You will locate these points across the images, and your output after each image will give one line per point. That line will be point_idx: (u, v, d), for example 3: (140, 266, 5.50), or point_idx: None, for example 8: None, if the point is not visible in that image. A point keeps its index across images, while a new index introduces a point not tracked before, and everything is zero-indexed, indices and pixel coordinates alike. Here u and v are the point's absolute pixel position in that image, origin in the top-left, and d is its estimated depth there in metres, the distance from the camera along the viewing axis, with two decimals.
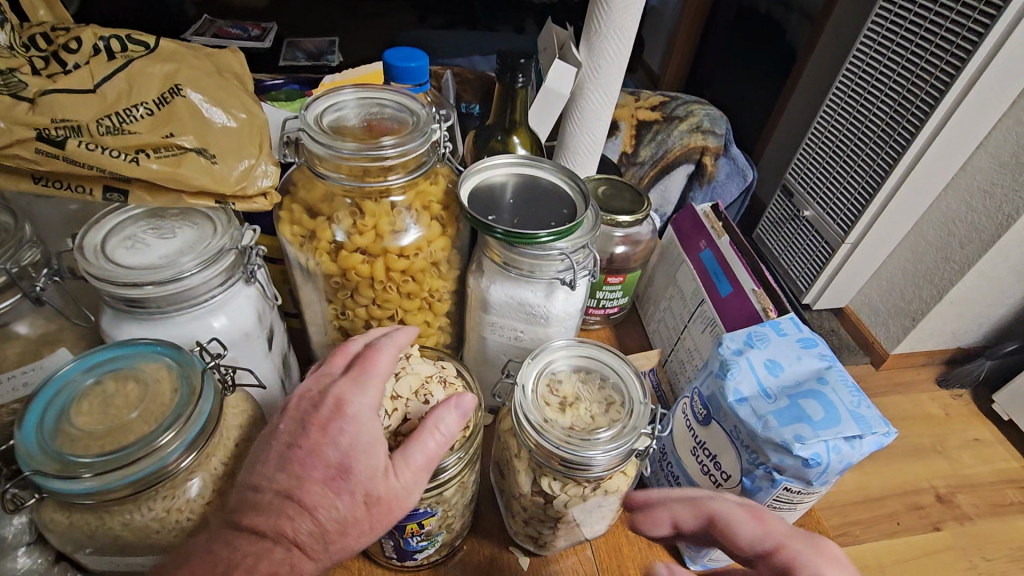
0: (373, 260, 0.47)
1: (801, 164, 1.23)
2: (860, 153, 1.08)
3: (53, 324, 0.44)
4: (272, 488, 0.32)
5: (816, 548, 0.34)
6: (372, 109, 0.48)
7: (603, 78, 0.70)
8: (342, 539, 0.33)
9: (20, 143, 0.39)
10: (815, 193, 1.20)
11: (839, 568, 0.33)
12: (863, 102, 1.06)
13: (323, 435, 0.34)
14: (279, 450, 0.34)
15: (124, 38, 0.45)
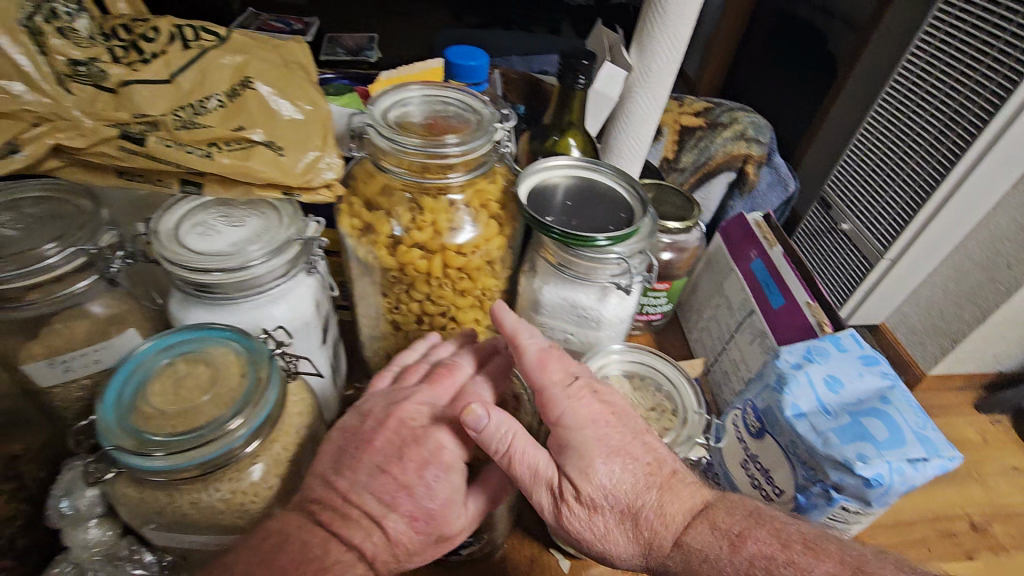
0: (431, 256, 0.47)
1: (840, 175, 1.20)
2: (907, 163, 1.04)
3: (122, 304, 0.45)
4: (362, 507, 0.36)
5: (574, 397, 0.38)
6: (437, 106, 0.49)
7: (653, 82, 0.69)
8: (407, 561, 0.38)
9: (109, 140, 0.41)
10: (857, 206, 1.16)
11: (587, 413, 0.37)
12: (914, 109, 1.02)
13: (419, 476, 0.37)
14: (371, 465, 0.37)
15: (197, 27, 0.45)
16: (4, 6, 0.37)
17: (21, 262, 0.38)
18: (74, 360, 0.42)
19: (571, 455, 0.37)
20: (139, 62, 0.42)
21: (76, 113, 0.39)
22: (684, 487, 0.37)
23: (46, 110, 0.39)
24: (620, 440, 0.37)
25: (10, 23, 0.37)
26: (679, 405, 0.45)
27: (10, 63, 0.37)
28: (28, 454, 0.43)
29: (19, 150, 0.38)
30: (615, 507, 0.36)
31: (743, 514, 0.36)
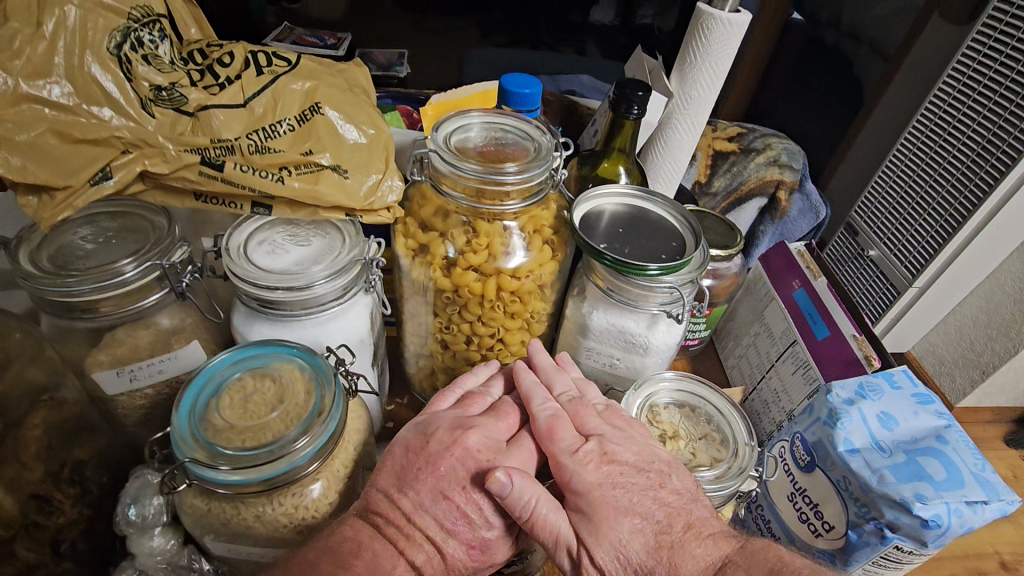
0: (486, 279, 0.48)
1: (879, 189, 0.98)
2: (955, 169, 0.85)
3: (188, 317, 0.47)
4: (425, 528, 0.36)
5: (581, 463, 0.39)
6: (496, 134, 0.51)
7: (692, 109, 0.69)
8: None
9: (189, 166, 0.43)
10: (882, 230, 0.99)
11: (596, 479, 0.38)
12: (957, 119, 0.84)
13: (478, 505, 0.37)
14: (435, 489, 0.37)
15: (270, 53, 0.47)
16: (96, 37, 0.39)
17: (98, 277, 0.40)
18: (140, 370, 0.44)
19: (584, 517, 0.37)
20: (216, 87, 0.44)
21: (160, 140, 0.41)
22: (698, 542, 0.35)
23: (132, 137, 0.41)
24: (628, 497, 0.37)
25: (101, 53, 0.39)
26: (730, 436, 0.45)
27: (100, 90, 0.39)
28: (92, 460, 0.44)
29: (110, 176, 0.41)
30: (629, 569, 0.35)
31: (760, 572, 0.33)
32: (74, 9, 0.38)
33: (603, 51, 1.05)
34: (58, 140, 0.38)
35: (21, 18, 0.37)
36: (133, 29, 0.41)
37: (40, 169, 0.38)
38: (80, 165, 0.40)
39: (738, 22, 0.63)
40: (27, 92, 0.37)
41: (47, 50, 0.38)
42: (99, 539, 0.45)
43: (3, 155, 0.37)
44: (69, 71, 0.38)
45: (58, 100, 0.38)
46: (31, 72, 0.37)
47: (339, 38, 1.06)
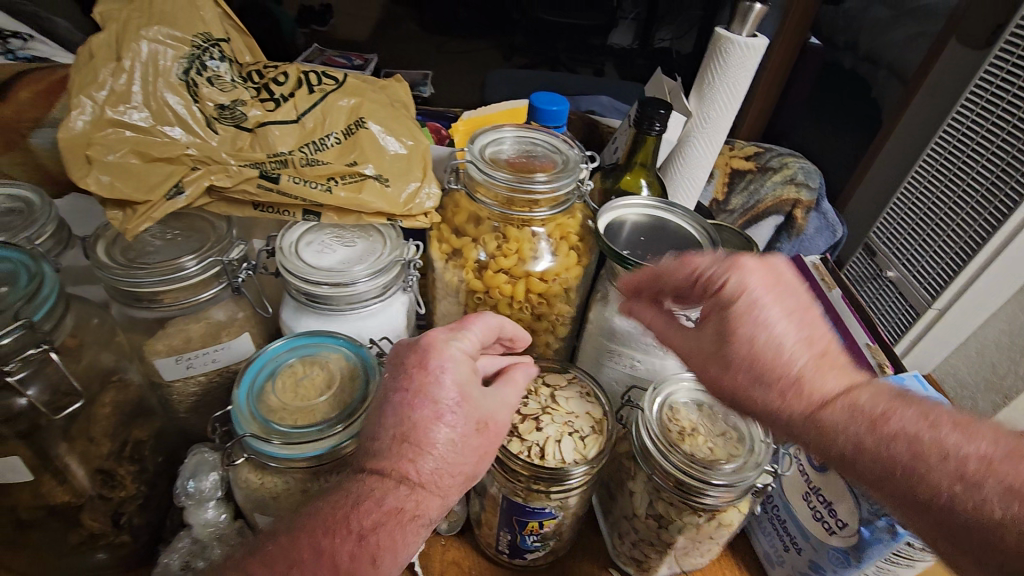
0: (516, 281, 0.52)
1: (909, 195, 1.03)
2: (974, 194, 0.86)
3: (240, 311, 0.50)
4: (389, 431, 0.34)
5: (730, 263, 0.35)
6: (527, 146, 0.54)
7: (710, 127, 0.72)
8: (460, 468, 0.36)
9: (249, 179, 0.46)
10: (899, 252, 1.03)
11: (753, 272, 0.34)
12: (974, 145, 0.87)
13: (426, 375, 0.36)
14: (389, 389, 0.36)
15: (320, 73, 0.51)
16: (166, 65, 0.44)
17: (163, 271, 0.44)
18: (195, 358, 0.47)
19: (720, 310, 0.35)
20: (272, 103, 0.48)
21: (224, 157, 0.46)
22: (833, 364, 0.34)
23: (200, 154, 0.45)
24: (779, 296, 0.34)
25: (171, 79, 0.44)
26: (747, 434, 0.47)
27: (171, 111, 0.44)
28: (149, 441, 0.47)
29: (182, 191, 0.44)
30: (763, 363, 0.33)
31: (890, 399, 0.33)
32: (145, 43, 0.43)
33: (621, 73, 1.11)
34: (138, 159, 0.43)
35: (105, 54, 0.43)
36: (198, 54, 0.46)
37: (126, 186, 0.43)
38: (157, 182, 0.44)
39: (756, 46, 0.67)
40: (112, 117, 0.42)
41: (127, 80, 0.43)
42: (152, 515, 0.48)
43: (95, 174, 0.42)
44: (145, 97, 0.44)
45: (138, 123, 0.43)
46: (114, 100, 0.43)
47: (367, 60, 1.11)
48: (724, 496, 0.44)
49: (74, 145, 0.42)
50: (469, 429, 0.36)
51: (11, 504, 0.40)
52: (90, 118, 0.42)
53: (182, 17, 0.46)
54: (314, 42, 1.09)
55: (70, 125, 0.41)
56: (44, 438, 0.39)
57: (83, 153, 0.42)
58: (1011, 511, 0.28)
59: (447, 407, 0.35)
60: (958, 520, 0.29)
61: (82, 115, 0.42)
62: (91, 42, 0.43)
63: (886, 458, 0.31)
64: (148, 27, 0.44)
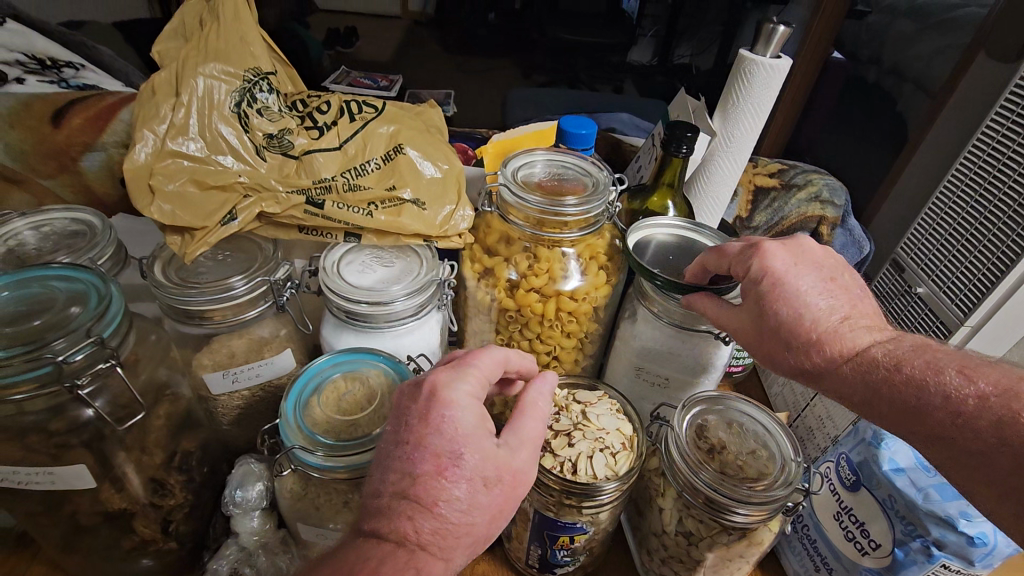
0: (546, 300, 0.53)
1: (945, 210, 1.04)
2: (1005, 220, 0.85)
3: (283, 328, 0.53)
4: (389, 490, 0.32)
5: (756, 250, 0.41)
6: (557, 170, 0.56)
7: (735, 146, 0.73)
8: (470, 528, 0.33)
9: (296, 206, 0.49)
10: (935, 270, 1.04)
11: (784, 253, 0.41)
12: (1005, 160, 0.86)
13: (426, 425, 0.33)
14: (392, 441, 0.34)
15: (361, 102, 0.54)
16: (220, 99, 0.47)
17: (214, 291, 0.47)
18: (240, 373, 0.50)
19: (752, 288, 0.41)
20: (316, 131, 0.51)
21: (273, 184, 0.48)
22: (858, 326, 0.38)
23: (251, 182, 0.48)
24: (803, 277, 0.39)
25: (224, 112, 0.47)
26: (778, 453, 0.48)
27: (224, 141, 0.47)
28: (197, 452, 0.49)
29: (234, 217, 0.47)
30: (807, 329, 0.38)
31: (910, 350, 0.36)
32: (202, 79, 0.47)
33: (642, 90, 1.12)
34: (196, 187, 0.46)
35: (166, 90, 0.47)
36: (248, 87, 0.49)
37: (184, 214, 0.46)
38: (212, 210, 0.47)
39: (780, 67, 0.68)
40: (172, 148, 0.46)
41: (185, 114, 0.46)
42: (197, 524, 0.49)
43: (157, 203, 0.45)
44: (200, 128, 0.47)
45: (194, 154, 0.46)
46: (173, 133, 0.46)
47: (392, 80, 1.16)
48: (756, 514, 0.44)
49: (138, 176, 0.45)
50: (476, 485, 0.33)
51: (72, 510, 0.42)
52: (152, 149, 0.45)
53: (234, 53, 0.49)
54: (341, 65, 1.15)
55: (134, 157, 0.45)
56: (106, 448, 0.41)
57: (146, 183, 0.45)
58: (1004, 435, 0.30)
59: (450, 459, 0.32)
60: (970, 448, 0.31)
61: (146, 147, 0.45)
62: (154, 79, 0.47)
63: (910, 406, 0.34)
64: (204, 64, 0.47)
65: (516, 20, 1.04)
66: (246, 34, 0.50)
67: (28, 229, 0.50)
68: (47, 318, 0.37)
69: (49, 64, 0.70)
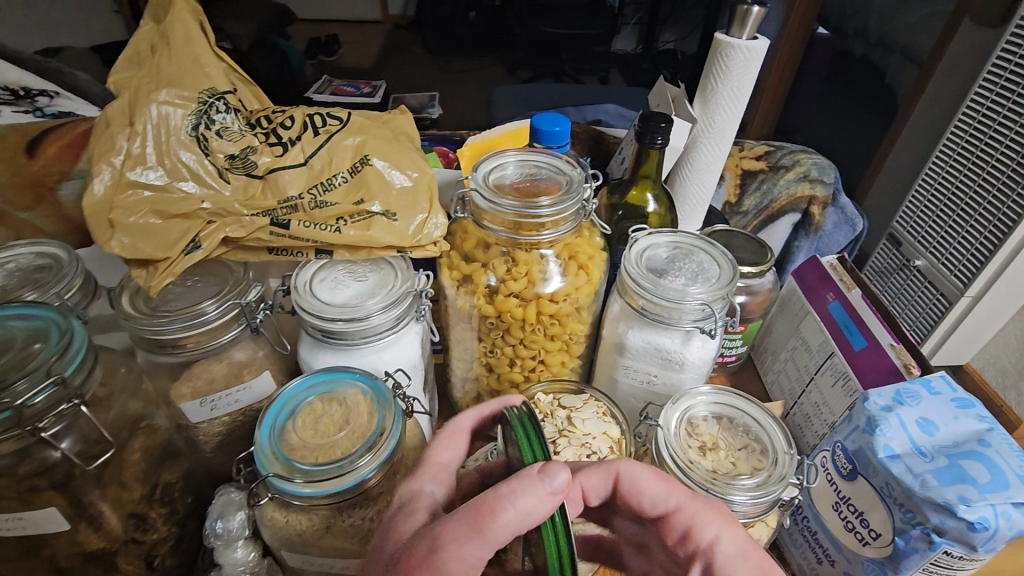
0: (526, 304, 0.52)
1: (935, 180, 1.03)
2: (976, 205, 0.95)
3: (260, 350, 0.52)
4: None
5: None
6: (530, 170, 0.55)
7: (717, 132, 0.72)
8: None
9: (262, 227, 0.48)
10: (931, 241, 1.05)
11: None
12: None
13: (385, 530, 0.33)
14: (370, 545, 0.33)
15: (325, 114, 0.52)
16: (176, 124, 0.46)
17: (184, 319, 0.46)
18: (219, 400, 0.48)
19: None
20: (280, 148, 0.50)
21: (237, 208, 0.47)
22: None
23: (215, 208, 0.47)
24: None
25: (182, 137, 0.46)
26: (771, 447, 0.47)
27: (184, 167, 0.46)
28: (179, 482, 0.48)
29: (199, 245, 0.47)
30: None
31: None
32: (155, 106, 0.45)
33: (628, 79, 1.13)
34: (158, 218, 0.45)
35: (120, 121, 0.45)
36: (205, 108, 0.48)
37: (146, 245, 0.45)
38: (175, 239, 0.46)
39: (756, 48, 0.66)
40: (130, 179, 0.45)
41: (141, 144, 0.45)
42: (185, 555, 0.49)
43: (118, 237, 0.44)
44: (158, 156, 0.46)
45: (154, 183, 0.45)
46: (131, 163, 0.45)
47: (375, 87, 1.14)
48: (750, 511, 0.43)
49: (98, 212, 0.44)
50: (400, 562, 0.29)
51: (50, 553, 0.42)
52: (110, 181, 0.45)
53: (187, 76, 0.48)
54: (322, 73, 1.11)
55: (93, 192, 0.44)
56: (79, 487, 0.40)
57: (106, 218, 0.45)
58: None
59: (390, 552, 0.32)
60: None
61: (103, 180, 0.44)
62: (109, 110, 0.46)
63: None
64: (157, 91, 0.46)
65: (497, 15, 1.02)
66: (198, 55, 0.49)
67: None
68: (6, 359, 0.36)
69: (23, 94, 0.67)
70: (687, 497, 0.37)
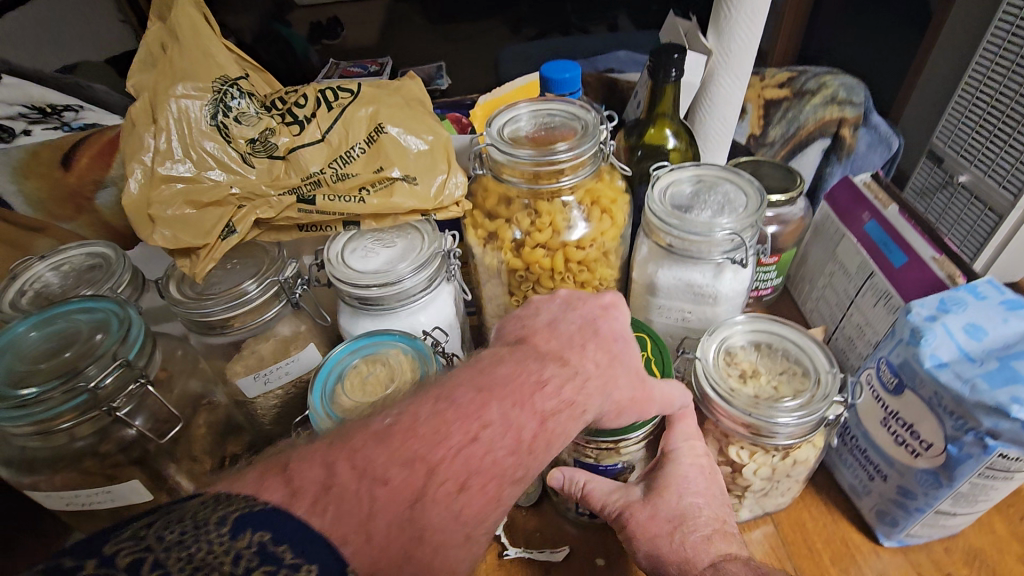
0: (553, 254, 0.52)
1: (980, 84, 0.97)
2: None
3: (302, 325, 0.54)
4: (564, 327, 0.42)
5: (650, 516, 0.42)
6: (544, 119, 0.55)
7: (735, 62, 0.69)
8: (611, 386, 0.40)
9: (290, 206, 0.50)
10: (976, 152, 1.00)
11: (654, 517, 0.42)
12: None
13: (605, 314, 0.44)
14: (559, 311, 0.43)
15: (335, 88, 0.53)
16: (196, 116, 0.47)
17: (230, 298, 0.48)
18: (271, 373, 0.50)
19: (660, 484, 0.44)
20: (297, 126, 0.50)
21: (264, 190, 0.49)
22: (653, 523, 0.42)
23: (243, 192, 0.49)
24: (646, 524, 0.42)
25: (202, 127, 0.47)
26: (813, 368, 0.47)
27: (209, 157, 0.48)
28: (244, 453, 0.51)
29: (234, 229, 0.49)
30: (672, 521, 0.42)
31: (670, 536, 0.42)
32: (174, 101, 0.47)
33: (638, 21, 1.08)
34: (192, 209, 0.47)
35: (144, 120, 0.47)
36: (220, 96, 0.48)
37: (184, 235, 0.47)
38: (211, 225, 0.48)
39: None
40: (162, 174, 0.46)
41: (166, 139, 0.47)
42: None
43: (159, 230, 0.46)
44: (185, 149, 0.47)
45: (185, 174, 0.47)
46: (160, 158, 0.46)
47: (381, 65, 1.13)
48: (797, 431, 0.43)
49: (138, 208, 0.46)
50: (635, 373, 0.42)
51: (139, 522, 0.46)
52: (143, 179, 0.46)
53: (199, 67, 0.48)
54: (329, 57, 1.14)
55: (130, 191, 0.46)
56: (155, 462, 0.43)
57: (145, 214, 0.46)
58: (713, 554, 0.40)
59: (620, 337, 0.42)
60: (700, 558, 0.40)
61: (137, 178, 0.46)
62: (131, 110, 0.47)
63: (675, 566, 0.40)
64: (173, 85, 0.47)
65: None
66: (206, 45, 0.49)
67: (49, 270, 0.52)
68: (75, 350, 0.39)
69: (49, 111, 0.68)
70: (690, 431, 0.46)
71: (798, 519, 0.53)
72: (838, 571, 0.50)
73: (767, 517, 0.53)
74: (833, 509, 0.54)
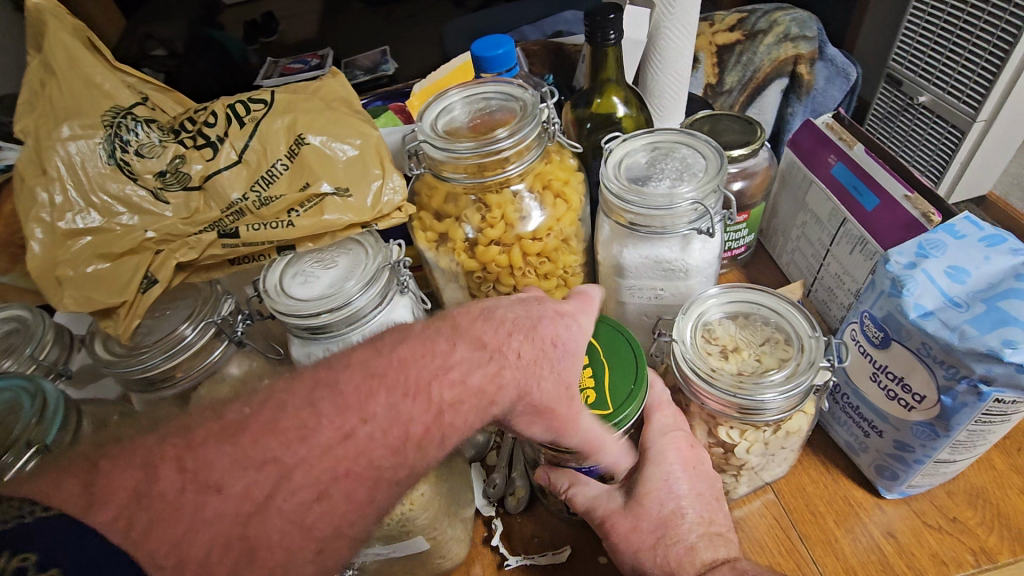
0: (509, 249, 0.49)
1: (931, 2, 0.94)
2: (976, 21, 0.88)
3: (253, 361, 0.50)
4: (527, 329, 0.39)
5: (632, 524, 0.41)
6: (479, 104, 0.50)
7: (681, 12, 0.64)
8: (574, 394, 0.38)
9: (212, 243, 0.46)
10: (933, 71, 0.97)
11: (633, 525, 0.41)
12: None
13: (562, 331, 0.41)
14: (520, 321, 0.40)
15: (246, 101, 0.48)
16: (92, 158, 0.42)
17: (166, 347, 0.45)
18: None
19: (642, 486, 0.43)
20: (209, 149, 0.46)
21: (182, 228, 0.44)
22: (632, 529, 0.41)
23: (160, 234, 0.44)
24: (627, 532, 0.41)
25: (102, 168, 0.43)
26: (794, 334, 0.44)
27: (114, 202, 0.43)
28: None
29: (154, 279, 0.44)
30: (653, 525, 0.41)
31: (650, 540, 0.41)
32: (62, 146, 0.42)
33: None
34: (106, 261, 0.43)
35: (32, 171, 0.42)
36: (115, 131, 0.44)
37: (100, 294, 0.43)
38: (127, 279, 0.43)
39: None
40: (65, 229, 0.42)
41: (61, 190, 0.42)
42: None
43: (68, 292, 0.42)
44: (86, 196, 0.42)
45: (91, 226, 0.42)
46: (59, 211, 0.42)
47: (322, 56, 1.08)
48: (785, 406, 0.41)
49: (43, 272, 0.42)
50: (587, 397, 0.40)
51: None
52: (44, 240, 0.42)
53: (85, 102, 0.43)
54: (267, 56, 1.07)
55: (32, 252, 0.42)
56: None
57: (52, 276, 0.42)
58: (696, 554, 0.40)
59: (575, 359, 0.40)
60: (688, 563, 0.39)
61: (36, 240, 0.42)
62: (17, 163, 0.42)
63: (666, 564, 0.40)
64: (58, 128, 0.42)
65: None
66: (89, 74, 0.44)
67: None
68: None
69: None
70: (668, 425, 0.45)
71: (799, 484, 0.52)
72: (844, 532, 0.48)
73: (767, 486, 0.51)
74: (832, 469, 0.52)
